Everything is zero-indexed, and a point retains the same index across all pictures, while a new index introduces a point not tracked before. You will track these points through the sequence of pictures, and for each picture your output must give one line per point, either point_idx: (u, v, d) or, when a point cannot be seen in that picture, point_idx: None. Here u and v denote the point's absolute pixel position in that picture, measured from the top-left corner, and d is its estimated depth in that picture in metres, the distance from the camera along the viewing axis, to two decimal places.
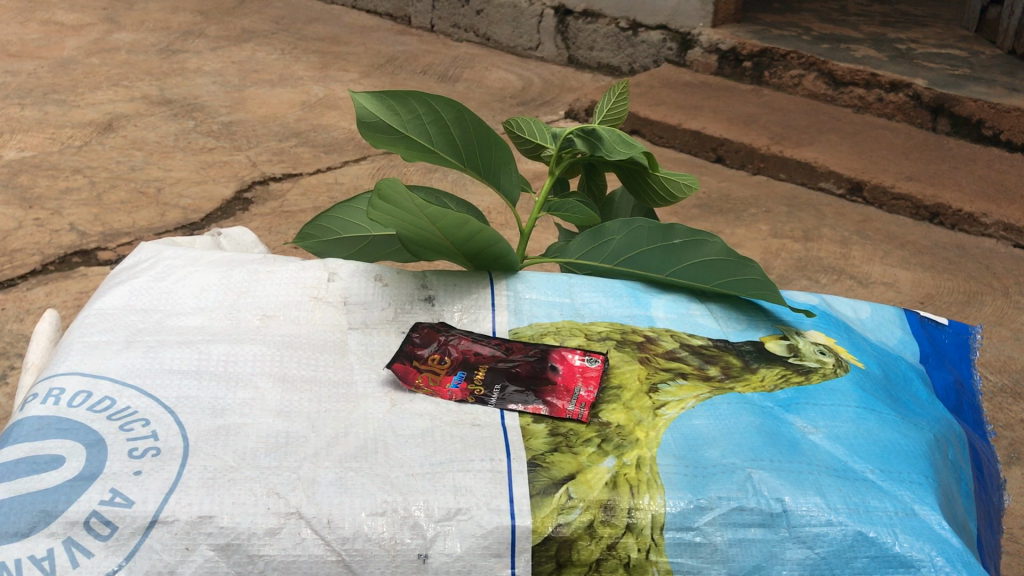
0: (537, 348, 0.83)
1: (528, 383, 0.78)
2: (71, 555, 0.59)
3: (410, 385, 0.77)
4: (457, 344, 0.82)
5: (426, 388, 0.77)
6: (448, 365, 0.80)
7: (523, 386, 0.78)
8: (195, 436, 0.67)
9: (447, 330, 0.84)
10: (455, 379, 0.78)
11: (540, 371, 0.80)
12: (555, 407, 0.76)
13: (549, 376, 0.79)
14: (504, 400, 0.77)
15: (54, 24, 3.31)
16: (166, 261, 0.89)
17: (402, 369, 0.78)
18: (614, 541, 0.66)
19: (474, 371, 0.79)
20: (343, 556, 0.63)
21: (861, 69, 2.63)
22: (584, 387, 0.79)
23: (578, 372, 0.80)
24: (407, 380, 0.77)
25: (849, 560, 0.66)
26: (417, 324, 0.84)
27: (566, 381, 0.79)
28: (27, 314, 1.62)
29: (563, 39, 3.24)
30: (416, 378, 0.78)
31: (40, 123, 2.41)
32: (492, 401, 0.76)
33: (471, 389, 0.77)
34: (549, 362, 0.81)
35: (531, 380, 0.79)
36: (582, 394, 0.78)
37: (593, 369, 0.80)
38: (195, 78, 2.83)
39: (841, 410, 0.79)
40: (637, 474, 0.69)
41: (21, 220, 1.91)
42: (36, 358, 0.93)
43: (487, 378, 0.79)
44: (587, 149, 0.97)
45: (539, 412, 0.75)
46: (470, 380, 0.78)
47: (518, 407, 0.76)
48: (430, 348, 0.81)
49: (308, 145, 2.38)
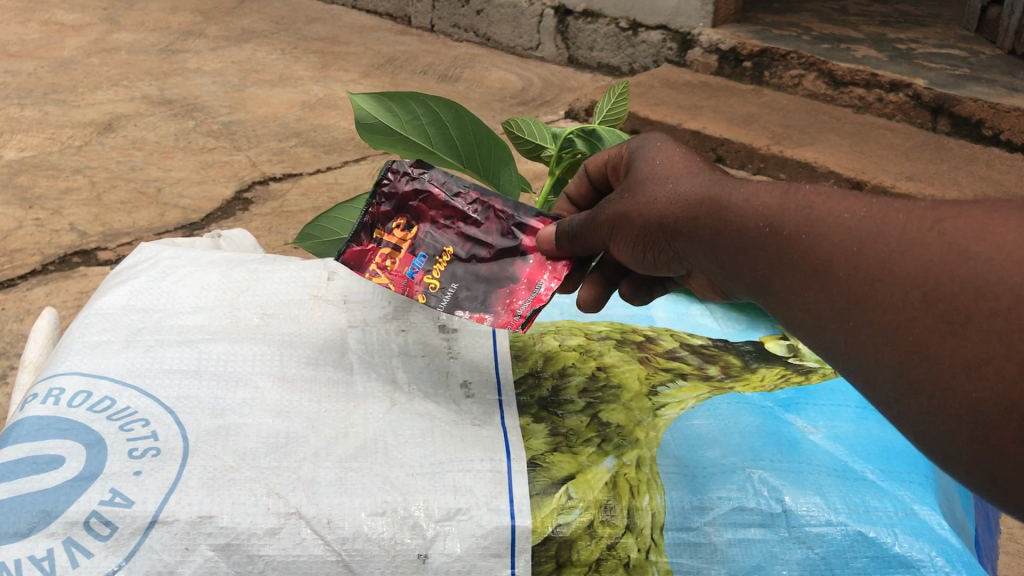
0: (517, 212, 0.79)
1: (485, 283, 0.75)
2: (71, 555, 0.59)
3: (363, 273, 0.76)
4: (427, 215, 0.78)
5: (382, 280, 0.76)
6: (409, 246, 0.77)
7: (479, 287, 0.75)
8: (195, 436, 0.67)
9: (422, 179, 0.79)
10: (413, 263, 0.76)
11: (506, 267, 0.77)
12: (502, 319, 0.73)
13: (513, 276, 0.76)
14: (455, 301, 0.75)
15: (54, 24, 3.30)
16: (166, 261, 0.89)
17: (354, 260, 0.75)
18: (614, 541, 0.67)
19: (435, 258, 0.77)
20: (343, 556, 0.63)
21: (861, 69, 2.63)
22: (548, 279, 0.75)
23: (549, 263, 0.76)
24: (361, 267, 0.76)
25: (849, 560, 0.66)
26: (383, 184, 0.78)
27: (528, 276, 0.76)
28: (27, 313, 1.63)
29: (563, 39, 3.23)
30: (371, 264, 0.76)
31: (40, 123, 2.41)
32: (441, 302, 0.75)
33: (425, 281, 0.76)
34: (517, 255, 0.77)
35: (493, 280, 0.76)
36: (541, 291, 0.75)
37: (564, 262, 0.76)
38: (195, 78, 2.82)
39: (841, 410, 0.79)
40: (637, 475, 0.71)
41: (21, 220, 1.91)
42: (33, 355, 0.92)
43: (445, 269, 0.76)
44: (588, 149, 0.99)
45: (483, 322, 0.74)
46: (428, 269, 0.76)
47: (464, 314, 0.74)
48: (394, 208, 0.78)
49: (308, 145, 2.38)
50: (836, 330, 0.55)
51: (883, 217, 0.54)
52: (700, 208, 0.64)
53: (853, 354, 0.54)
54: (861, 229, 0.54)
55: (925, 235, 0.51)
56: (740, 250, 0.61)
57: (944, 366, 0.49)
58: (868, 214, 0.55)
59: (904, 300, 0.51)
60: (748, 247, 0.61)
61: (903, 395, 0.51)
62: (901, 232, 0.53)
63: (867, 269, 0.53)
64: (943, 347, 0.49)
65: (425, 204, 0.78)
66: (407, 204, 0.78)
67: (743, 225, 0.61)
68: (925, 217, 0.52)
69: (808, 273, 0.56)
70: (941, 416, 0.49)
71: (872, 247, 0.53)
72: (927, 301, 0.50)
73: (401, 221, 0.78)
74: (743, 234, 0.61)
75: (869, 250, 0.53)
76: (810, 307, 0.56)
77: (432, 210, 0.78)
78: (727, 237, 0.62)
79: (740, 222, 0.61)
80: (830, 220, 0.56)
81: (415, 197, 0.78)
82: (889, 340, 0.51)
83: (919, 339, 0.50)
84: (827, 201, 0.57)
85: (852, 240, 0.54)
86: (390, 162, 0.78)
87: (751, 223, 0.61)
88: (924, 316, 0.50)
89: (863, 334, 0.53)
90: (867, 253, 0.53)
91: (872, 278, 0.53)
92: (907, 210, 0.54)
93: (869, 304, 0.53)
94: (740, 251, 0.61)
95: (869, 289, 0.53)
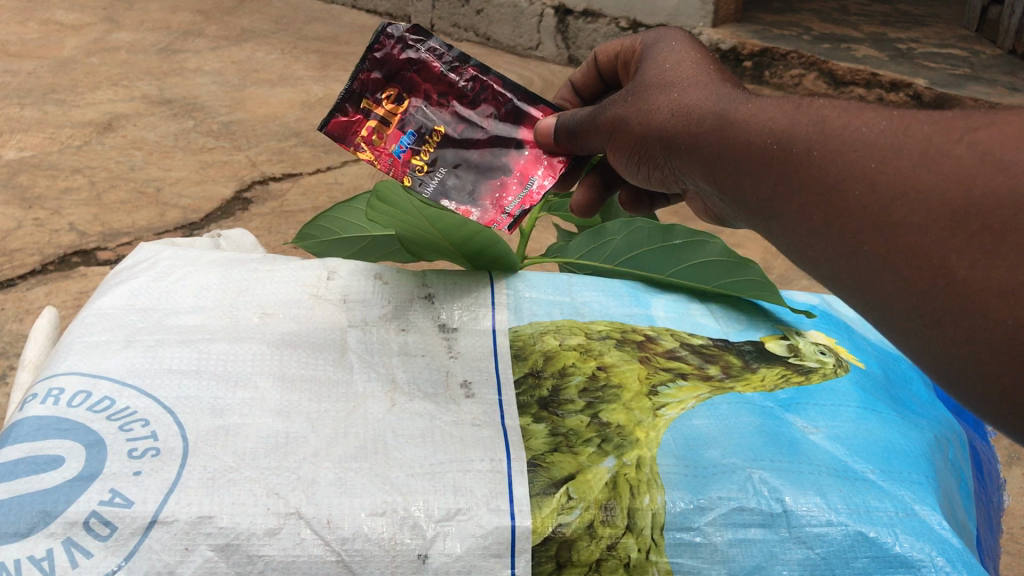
0: (503, 106, 0.90)
1: (472, 172, 0.88)
2: (71, 555, 0.59)
3: (352, 144, 0.86)
4: (417, 89, 0.89)
5: (369, 153, 0.87)
6: (399, 121, 0.88)
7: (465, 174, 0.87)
8: (195, 436, 0.67)
9: (416, 53, 0.88)
10: (401, 141, 0.87)
11: (493, 159, 0.89)
12: (489, 216, 0.85)
13: (500, 171, 0.88)
14: (441, 190, 0.86)
15: (54, 24, 3.30)
16: (166, 261, 0.89)
17: (339, 131, 0.85)
18: (614, 541, 0.67)
19: (425, 138, 0.88)
20: (343, 556, 0.63)
21: (861, 69, 2.66)
22: (540, 177, 0.88)
23: (544, 159, 0.89)
24: (346, 137, 0.86)
25: (849, 560, 0.66)
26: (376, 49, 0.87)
27: (520, 171, 0.88)
28: (27, 314, 1.63)
29: (563, 39, 3.15)
30: (360, 134, 0.87)
31: (40, 123, 2.40)
32: (429, 183, 0.86)
33: (414, 158, 0.87)
34: (503, 150, 0.89)
35: (480, 170, 0.88)
36: (532, 190, 0.87)
37: (559, 160, 0.89)
38: (195, 78, 2.82)
39: (842, 409, 0.79)
40: (637, 475, 0.70)
41: (20, 220, 1.91)
42: (33, 355, 0.92)
43: (433, 150, 0.88)
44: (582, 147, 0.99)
45: (470, 216, 0.85)
46: (416, 149, 0.87)
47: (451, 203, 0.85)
48: (386, 79, 0.88)
49: (308, 144, 2.38)
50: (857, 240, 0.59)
51: (904, 132, 0.58)
52: (721, 127, 0.70)
53: (875, 274, 0.58)
54: (880, 144, 0.58)
55: (954, 147, 0.55)
56: (748, 165, 0.67)
57: (965, 284, 0.52)
58: (887, 128, 0.59)
59: (933, 218, 0.54)
60: (758, 162, 0.66)
61: (928, 319, 0.55)
62: (926, 146, 0.56)
63: (887, 185, 0.57)
64: (966, 264, 0.52)
65: (415, 79, 0.89)
66: (397, 75, 0.88)
67: (761, 141, 0.66)
68: (954, 129, 0.56)
69: (829, 186, 0.60)
70: (964, 335, 0.53)
71: (893, 163, 0.57)
72: (955, 217, 0.53)
73: (392, 91, 0.88)
74: (752, 150, 0.67)
75: (889, 165, 0.57)
76: (830, 220, 0.60)
77: (421, 85, 0.89)
78: (747, 156, 0.67)
79: (749, 139, 0.67)
80: (846, 134, 0.61)
81: (406, 70, 0.88)
82: (910, 250, 0.55)
83: (939, 255, 0.54)
84: (841, 115, 0.62)
85: (872, 155, 0.58)
86: (386, 25, 0.86)
87: (759, 139, 0.66)
88: (950, 233, 0.53)
89: (880, 253, 0.57)
90: (886, 169, 0.57)
91: (895, 194, 0.56)
92: (930, 121, 0.57)
93: (891, 221, 0.56)
94: (745, 167, 0.67)
95: (888, 205, 0.57)
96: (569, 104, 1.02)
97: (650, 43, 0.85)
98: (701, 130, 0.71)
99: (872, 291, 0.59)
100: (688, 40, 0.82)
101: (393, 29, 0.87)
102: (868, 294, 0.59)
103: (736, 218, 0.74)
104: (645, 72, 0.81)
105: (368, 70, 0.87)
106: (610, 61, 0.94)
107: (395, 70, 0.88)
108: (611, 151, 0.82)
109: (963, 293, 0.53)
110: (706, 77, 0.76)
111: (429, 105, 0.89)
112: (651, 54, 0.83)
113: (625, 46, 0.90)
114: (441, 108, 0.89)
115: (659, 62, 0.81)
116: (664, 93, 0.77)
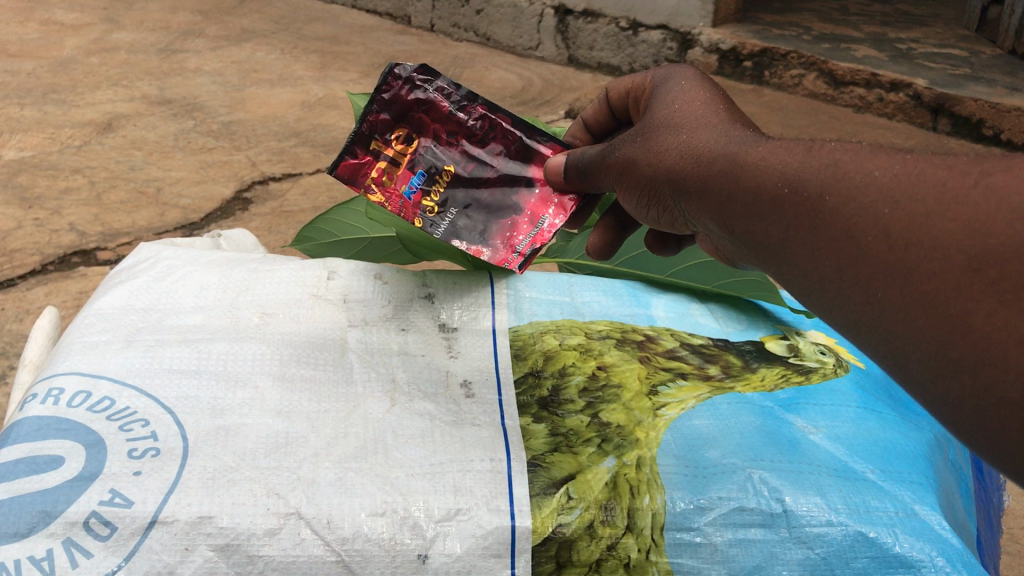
0: (514, 144, 0.85)
1: (486, 212, 0.83)
2: (71, 555, 0.59)
3: (359, 188, 0.80)
4: (427, 128, 0.83)
5: (380, 196, 0.81)
6: (408, 163, 0.82)
7: (478, 216, 0.83)
8: (195, 436, 0.67)
9: (425, 90, 0.82)
10: (411, 182, 0.82)
11: (504, 198, 0.84)
12: (499, 255, 0.82)
13: (513, 208, 0.83)
14: (453, 232, 0.82)
15: (54, 24, 3.30)
16: (166, 261, 0.89)
17: (349, 174, 0.79)
18: (614, 541, 0.67)
19: (435, 182, 0.82)
20: (343, 556, 0.63)
21: (861, 69, 2.66)
22: (552, 216, 0.83)
23: (555, 199, 0.84)
24: (356, 180, 0.80)
25: (849, 561, 0.66)
26: (381, 87, 0.80)
27: (531, 211, 0.83)
28: (27, 314, 1.63)
29: (563, 39, 3.16)
30: (367, 178, 0.81)
31: (40, 123, 2.40)
32: (441, 228, 0.82)
33: (425, 201, 0.82)
34: (517, 187, 0.84)
35: (491, 210, 0.83)
36: (543, 229, 0.83)
37: (570, 198, 0.84)
38: (195, 78, 2.82)
39: (842, 410, 0.79)
40: (637, 475, 0.71)
41: (20, 220, 1.91)
42: (33, 354, 0.92)
43: (445, 193, 0.82)
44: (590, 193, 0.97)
45: (481, 256, 0.81)
46: (426, 190, 0.82)
47: (461, 244, 0.81)
48: (393, 119, 0.81)
49: (308, 145, 2.37)
50: (867, 287, 0.54)
51: (918, 176, 0.53)
52: (727, 168, 0.64)
53: (891, 324, 0.53)
54: (893, 188, 0.53)
55: (969, 193, 0.49)
56: (755, 208, 0.61)
57: (988, 338, 0.47)
58: (900, 172, 0.54)
59: (949, 265, 0.49)
60: (764, 207, 0.61)
61: (944, 374, 0.50)
62: (941, 190, 0.51)
63: (901, 233, 0.52)
64: (987, 316, 0.47)
65: (424, 118, 0.82)
66: (405, 115, 0.82)
67: (766, 183, 0.61)
68: (969, 174, 0.50)
69: (835, 234, 0.55)
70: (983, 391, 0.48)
71: (906, 208, 0.52)
72: (972, 267, 0.48)
73: (401, 132, 0.82)
74: (760, 192, 0.61)
75: (903, 211, 0.52)
76: (839, 271, 0.55)
77: (430, 125, 0.83)
78: (753, 199, 0.62)
79: (757, 181, 0.61)
80: (858, 178, 0.55)
81: (414, 108, 0.82)
82: (923, 299, 0.50)
83: (959, 306, 0.48)
84: (853, 158, 0.57)
85: (884, 200, 0.53)
86: (393, 65, 0.80)
87: (766, 181, 0.61)
88: (967, 283, 0.48)
89: (894, 304, 0.52)
90: (900, 216, 0.52)
91: (909, 241, 0.51)
92: (947, 165, 0.52)
93: (906, 270, 0.51)
94: (753, 210, 0.62)
95: (904, 253, 0.51)
96: (580, 140, 0.96)
97: (660, 83, 0.80)
98: (708, 173, 0.66)
99: (886, 343, 0.54)
100: (700, 79, 0.77)
101: (400, 69, 0.81)
102: (884, 347, 0.54)
103: (748, 264, 0.68)
104: (654, 113, 0.76)
105: (375, 111, 0.80)
106: (622, 97, 0.88)
107: (402, 109, 0.82)
108: (619, 191, 0.77)
109: (985, 347, 0.47)
110: (714, 117, 0.70)
111: (439, 143, 0.83)
112: (660, 93, 0.78)
113: (635, 83, 0.85)
114: (451, 146, 0.83)
115: (667, 102, 0.75)
116: (671, 133, 0.71)
